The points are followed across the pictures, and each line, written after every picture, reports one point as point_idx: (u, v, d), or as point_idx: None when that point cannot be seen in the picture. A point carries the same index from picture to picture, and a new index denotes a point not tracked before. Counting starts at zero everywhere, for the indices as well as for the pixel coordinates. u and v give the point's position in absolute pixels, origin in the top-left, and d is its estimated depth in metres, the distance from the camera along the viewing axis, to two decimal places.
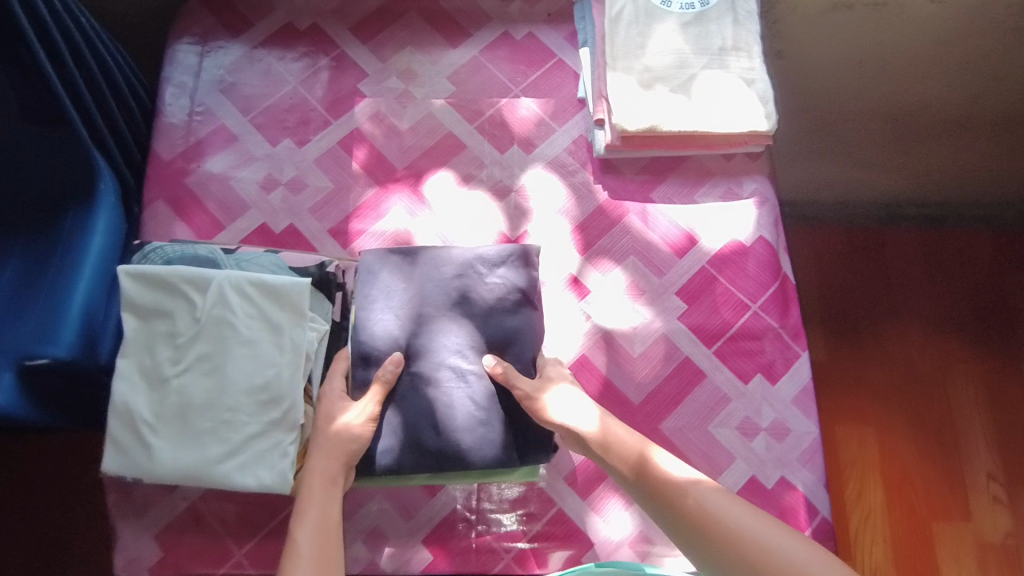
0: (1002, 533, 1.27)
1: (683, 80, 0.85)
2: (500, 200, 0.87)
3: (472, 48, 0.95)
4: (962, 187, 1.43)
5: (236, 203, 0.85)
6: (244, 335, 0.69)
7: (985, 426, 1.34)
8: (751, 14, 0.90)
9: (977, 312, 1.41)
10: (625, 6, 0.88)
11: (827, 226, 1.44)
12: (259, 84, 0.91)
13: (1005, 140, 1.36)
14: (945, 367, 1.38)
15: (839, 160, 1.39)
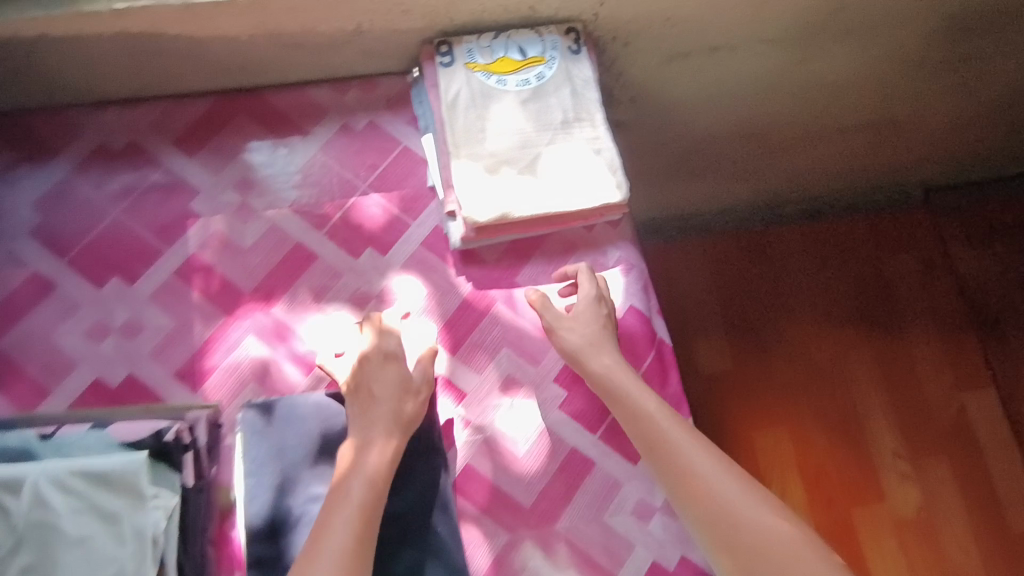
0: (913, 506, 1.53)
1: (529, 161, 0.83)
2: (361, 310, 0.83)
3: (311, 146, 0.89)
4: (841, 177, 1.68)
5: (61, 361, 0.76)
6: (73, 535, 0.60)
7: (884, 408, 1.59)
8: (589, 82, 0.88)
9: (860, 300, 1.70)
10: (461, 90, 0.85)
11: (709, 238, 1.74)
12: (73, 219, 0.82)
13: (863, 141, 1.58)
14: (841, 356, 1.65)
15: (713, 186, 1.64)
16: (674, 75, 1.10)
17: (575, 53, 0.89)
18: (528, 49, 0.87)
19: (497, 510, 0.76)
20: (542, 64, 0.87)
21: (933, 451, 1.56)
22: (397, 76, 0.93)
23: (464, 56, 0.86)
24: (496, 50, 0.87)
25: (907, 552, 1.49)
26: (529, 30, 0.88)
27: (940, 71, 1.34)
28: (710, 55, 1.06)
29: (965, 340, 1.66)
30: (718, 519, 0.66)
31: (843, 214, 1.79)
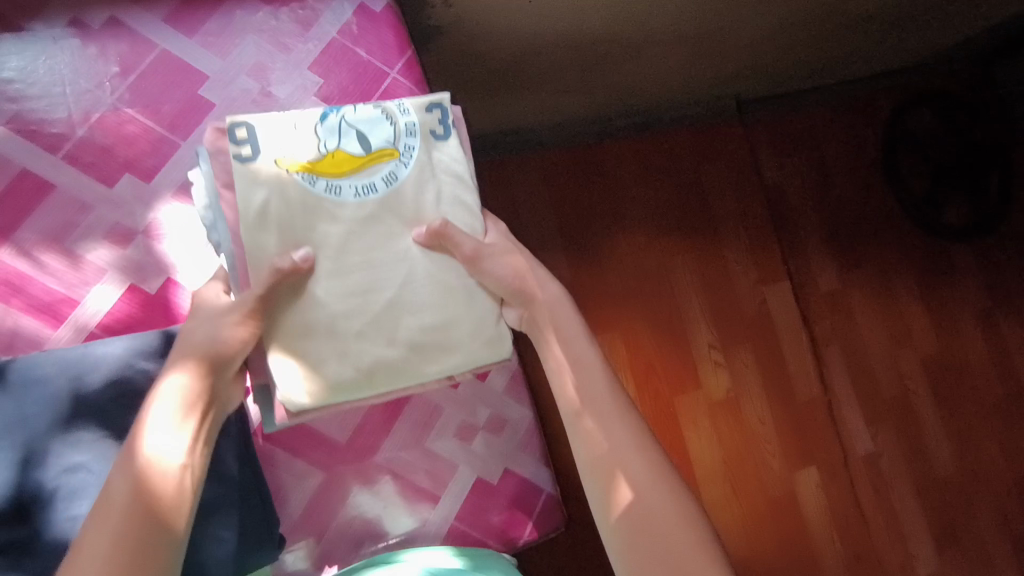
0: (723, 389, 1.90)
1: (393, 309, 0.68)
2: (124, 248, 0.71)
3: (30, 48, 0.72)
4: (657, 98, 1.84)
5: None
6: None
7: (700, 309, 1.92)
8: (456, 179, 0.73)
9: (681, 216, 1.95)
10: (270, 198, 0.65)
11: (547, 152, 1.85)
12: None
13: (688, 67, 1.69)
14: (666, 266, 1.92)
15: (558, 98, 1.64)
16: None
17: (440, 134, 0.73)
18: (372, 140, 0.70)
19: (313, 449, 0.76)
20: (394, 159, 0.70)
21: (743, 338, 1.94)
22: None
23: (276, 148, 0.67)
24: (324, 141, 0.68)
25: (715, 424, 1.87)
26: (373, 111, 0.71)
27: None
28: None
29: (750, 238, 2.00)
30: (587, 426, 0.66)
31: (660, 131, 1.95)
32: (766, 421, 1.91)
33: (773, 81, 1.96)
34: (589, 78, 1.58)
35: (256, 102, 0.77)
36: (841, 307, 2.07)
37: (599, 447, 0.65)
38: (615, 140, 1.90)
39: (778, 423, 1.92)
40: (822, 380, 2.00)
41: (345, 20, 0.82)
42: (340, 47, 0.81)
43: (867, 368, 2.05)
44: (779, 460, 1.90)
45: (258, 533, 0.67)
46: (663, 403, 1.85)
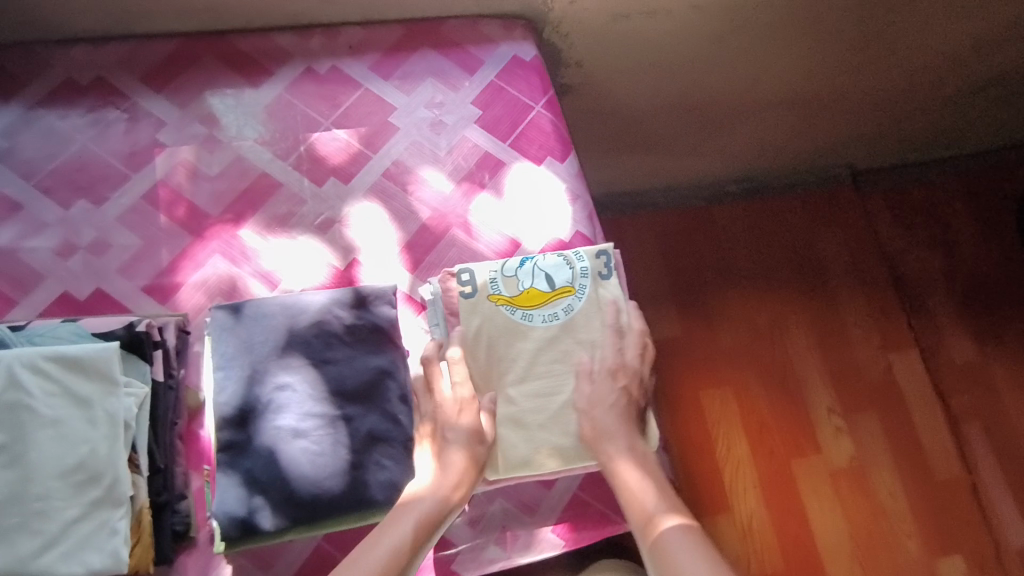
0: (846, 458, 1.51)
1: (565, 409, 0.77)
2: (326, 234, 0.88)
3: (276, 85, 0.94)
4: (773, 159, 1.67)
5: (30, 275, 0.80)
6: (46, 417, 0.65)
7: (819, 367, 1.58)
8: (618, 309, 0.81)
9: (798, 270, 1.66)
10: (483, 322, 0.78)
11: (659, 214, 1.67)
12: (40, 147, 0.86)
13: (807, 135, 1.60)
14: (782, 324, 1.62)
15: (683, 163, 1.60)
16: (612, 36, 1.18)
17: (605, 276, 0.82)
18: (556, 278, 0.80)
19: None
20: (572, 294, 0.80)
21: (869, 403, 1.57)
22: (359, 25, 1.01)
23: (487, 285, 0.79)
24: (521, 280, 0.80)
25: (841, 499, 1.48)
26: (556, 256, 0.81)
27: (861, 47, 1.36)
28: (649, 19, 1.17)
29: (875, 298, 1.66)
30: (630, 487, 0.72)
31: (775, 196, 1.73)
32: (906, 517, 1.48)
33: (922, 146, 1.74)
34: (709, 139, 1.54)
35: (430, 126, 0.96)
36: (983, 385, 1.62)
37: (643, 512, 0.70)
38: (728, 205, 1.70)
39: (915, 507, 1.49)
40: (964, 455, 1.56)
41: (502, 65, 1.02)
42: (495, 87, 1.00)
43: (1017, 451, 1.57)
44: (918, 542, 1.46)
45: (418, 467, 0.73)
46: (778, 467, 1.49)
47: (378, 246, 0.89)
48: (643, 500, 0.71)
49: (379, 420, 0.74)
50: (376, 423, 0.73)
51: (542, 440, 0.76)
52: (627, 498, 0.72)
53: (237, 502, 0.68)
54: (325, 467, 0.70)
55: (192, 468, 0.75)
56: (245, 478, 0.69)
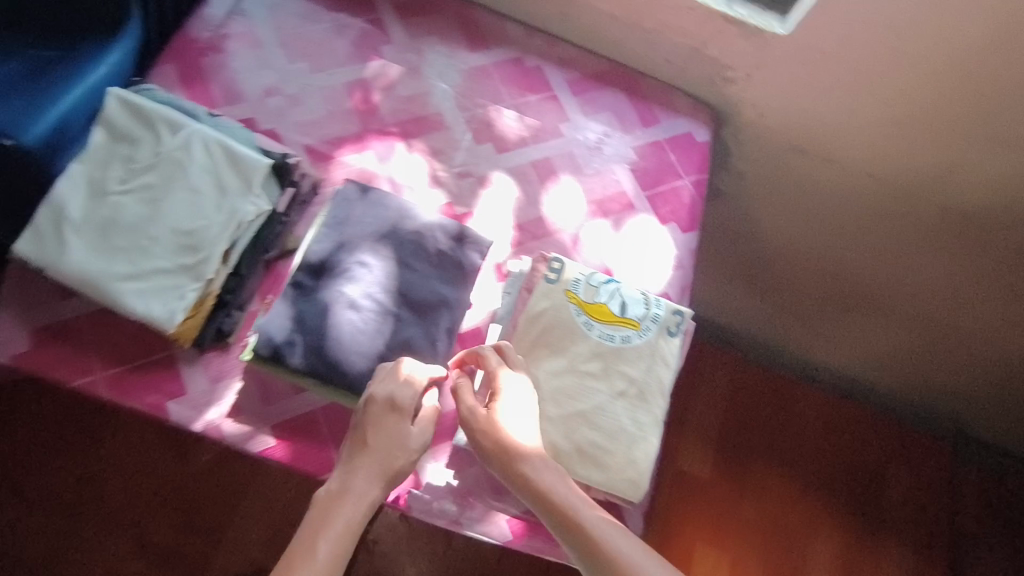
0: None
1: (578, 416, 0.76)
2: (460, 181, 0.96)
3: (488, 57, 1.07)
4: (884, 376, 1.55)
5: (235, 94, 0.96)
6: (190, 183, 0.77)
7: None
8: (668, 367, 0.81)
9: (855, 488, 1.51)
10: (549, 307, 0.81)
11: (745, 361, 1.62)
12: (296, 14, 1.03)
13: (928, 368, 1.48)
14: (812, 531, 1.46)
15: (792, 329, 1.53)
16: (783, 166, 1.19)
17: (672, 333, 0.83)
18: (629, 309, 0.83)
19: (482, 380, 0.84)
20: (635, 329, 0.82)
21: None
22: (574, 47, 1.10)
23: (570, 281, 0.83)
24: (599, 293, 0.83)
25: None
26: (638, 292, 0.84)
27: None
28: (823, 163, 1.15)
29: (922, 563, 1.47)
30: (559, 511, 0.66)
31: (865, 408, 1.61)
32: None
33: None
34: (827, 319, 1.46)
35: (589, 148, 1.04)
36: None
37: (582, 536, 0.64)
38: (814, 389, 1.61)
39: None
40: None
41: (675, 134, 1.08)
42: (659, 147, 1.06)
43: None
44: None
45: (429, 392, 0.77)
46: None
47: (496, 211, 0.95)
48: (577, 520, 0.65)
49: (420, 336, 0.78)
50: (416, 337, 0.78)
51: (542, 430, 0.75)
52: (561, 525, 0.65)
53: (277, 329, 0.75)
54: (357, 344, 0.76)
55: (258, 292, 0.83)
56: (293, 314, 0.76)
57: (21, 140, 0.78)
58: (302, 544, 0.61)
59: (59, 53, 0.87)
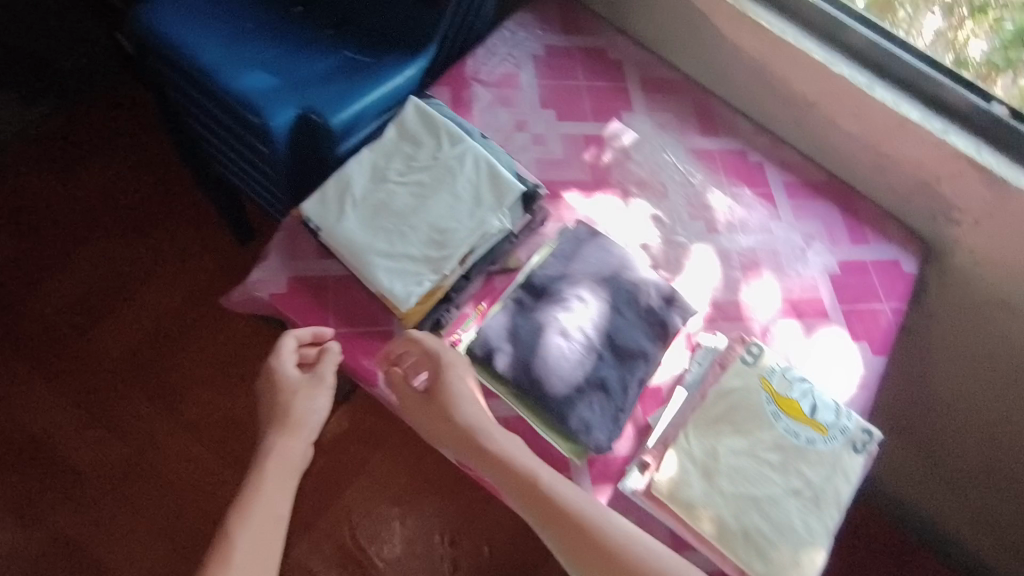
0: None
1: (749, 500, 0.76)
2: (669, 247, 1.01)
3: (717, 143, 1.12)
4: None
5: (491, 123, 1.05)
6: (453, 189, 0.87)
7: None
8: (849, 482, 0.79)
9: None
10: (741, 388, 0.83)
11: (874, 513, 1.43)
12: (556, 65, 1.13)
13: None
14: None
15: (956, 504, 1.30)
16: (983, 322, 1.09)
17: (860, 449, 0.81)
18: (818, 413, 0.83)
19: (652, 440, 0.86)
20: (822, 434, 0.81)
21: None
22: (802, 155, 1.12)
23: (766, 368, 0.84)
24: (792, 388, 0.83)
25: None
26: (830, 400, 0.84)
27: None
28: None
29: None
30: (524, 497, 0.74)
31: None
32: None
33: None
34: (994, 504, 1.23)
35: (794, 250, 1.04)
36: None
37: (552, 516, 0.73)
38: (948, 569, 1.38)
39: None
40: None
41: (881, 258, 1.05)
42: (864, 267, 1.04)
43: None
44: None
45: (610, 433, 0.81)
46: None
47: (695, 284, 0.99)
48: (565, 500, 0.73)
49: (614, 379, 0.83)
50: (611, 379, 0.83)
51: (712, 503, 0.76)
52: (535, 509, 0.74)
53: (494, 334, 0.83)
54: (559, 368, 0.81)
55: (474, 296, 0.90)
56: (508, 325, 0.83)
57: (331, 121, 0.93)
58: (240, 513, 0.75)
59: (369, 60, 1.02)
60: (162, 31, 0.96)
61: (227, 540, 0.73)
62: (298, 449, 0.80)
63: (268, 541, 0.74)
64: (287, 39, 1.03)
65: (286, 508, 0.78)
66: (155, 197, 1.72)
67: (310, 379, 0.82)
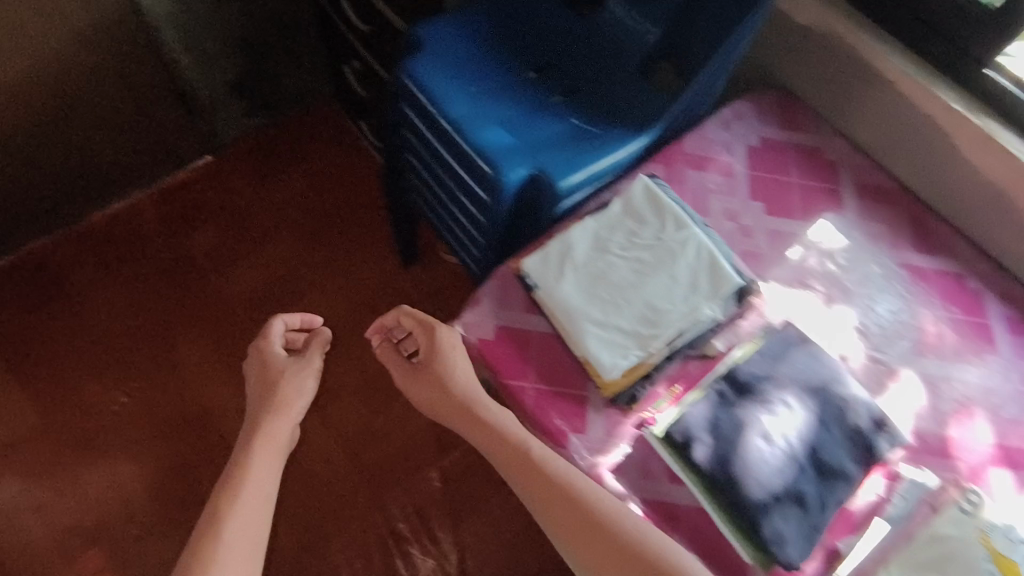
0: None
1: None
2: (870, 364, 0.96)
3: (933, 262, 1.06)
4: None
5: (702, 206, 1.07)
6: (672, 272, 0.89)
7: None
8: None
9: None
10: (957, 535, 0.80)
11: None
12: (770, 159, 1.12)
13: None
14: None
15: None
16: None
17: None
18: None
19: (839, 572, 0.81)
20: None
21: None
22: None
23: (985, 521, 0.82)
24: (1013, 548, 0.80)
25: None
26: None
27: None
28: None
29: None
30: (514, 468, 0.84)
31: None
32: None
33: None
34: None
35: (1012, 392, 0.96)
36: None
37: (537, 477, 0.82)
38: None
39: None
40: None
41: None
42: None
43: None
44: None
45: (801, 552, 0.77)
46: None
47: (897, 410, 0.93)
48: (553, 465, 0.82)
49: (812, 496, 0.79)
50: (809, 497, 0.79)
51: None
52: (531, 475, 0.82)
53: (695, 424, 0.82)
54: (758, 472, 0.79)
55: (668, 377, 0.89)
56: (708, 417, 0.83)
57: (560, 184, 0.98)
58: (243, 468, 0.97)
59: (597, 131, 1.07)
60: (420, 80, 1.05)
61: (236, 483, 0.94)
62: (285, 426, 1.05)
63: (253, 507, 0.93)
64: (524, 99, 1.09)
65: (269, 487, 0.96)
66: (341, 209, 1.89)
67: (297, 364, 1.13)
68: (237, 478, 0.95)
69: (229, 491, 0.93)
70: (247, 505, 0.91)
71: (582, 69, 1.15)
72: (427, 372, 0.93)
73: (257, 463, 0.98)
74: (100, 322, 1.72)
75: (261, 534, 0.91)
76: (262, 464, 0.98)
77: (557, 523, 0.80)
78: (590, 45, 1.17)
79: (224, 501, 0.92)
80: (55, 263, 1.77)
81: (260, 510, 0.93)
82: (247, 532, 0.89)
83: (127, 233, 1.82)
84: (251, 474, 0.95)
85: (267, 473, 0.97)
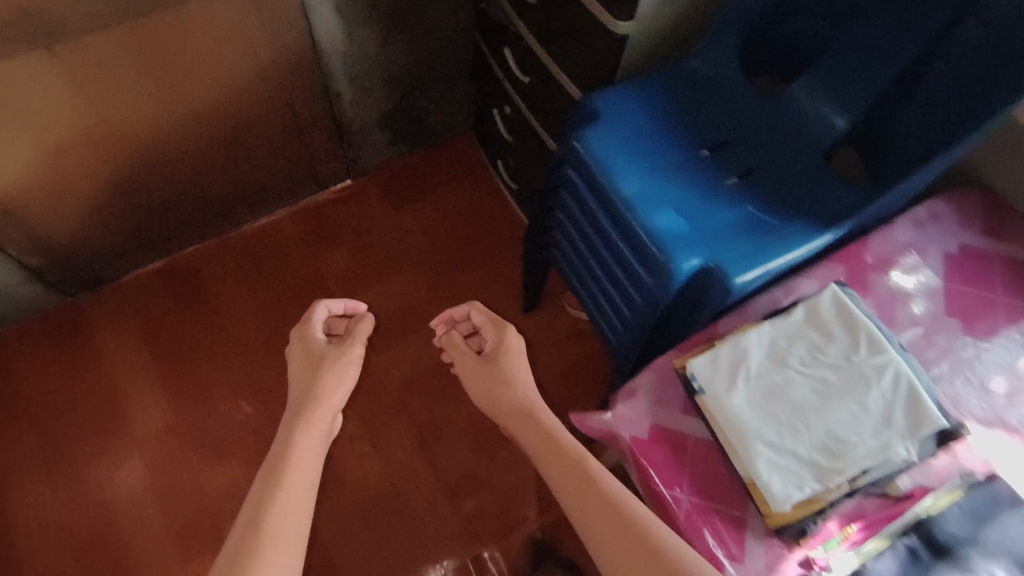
0: None
1: None
2: None
3: None
4: None
5: (889, 318, 0.96)
6: (863, 400, 0.79)
7: None
8: None
9: None
10: None
11: None
12: (971, 271, 1.00)
13: None
14: None
15: None
16: None
17: None
18: None
19: None
20: None
21: None
22: None
23: None
24: None
25: None
26: None
27: None
28: None
29: None
30: (552, 465, 0.94)
31: None
32: None
33: None
34: None
35: None
36: None
37: (570, 470, 0.91)
38: None
39: None
40: None
41: None
42: None
43: None
44: None
45: None
46: None
47: None
48: (579, 459, 0.92)
49: None
50: None
51: None
52: (564, 467, 0.92)
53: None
54: None
55: (842, 515, 0.79)
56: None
57: (735, 283, 0.92)
58: (288, 448, 1.01)
59: (777, 224, 1.00)
60: (594, 152, 1.02)
61: (283, 458, 0.99)
62: (324, 415, 1.10)
63: (298, 489, 0.96)
64: (699, 180, 1.04)
65: (309, 478, 0.98)
66: (468, 245, 1.91)
67: (338, 350, 1.22)
68: (281, 463, 0.98)
69: (274, 478, 0.95)
70: (291, 491, 0.94)
71: (761, 153, 1.09)
72: (494, 359, 1.15)
73: (302, 447, 1.02)
74: (237, 332, 1.77)
75: (309, 502, 0.95)
76: (303, 448, 1.02)
77: (596, 525, 0.83)
78: (769, 119, 1.11)
79: (272, 474, 0.96)
80: (203, 269, 1.84)
81: (301, 499, 0.94)
82: (290, 511, 0.91)
83: (267, 248, 1.88)
84: (293, 458, 0.99)
85: (310, 461, 1.01)
